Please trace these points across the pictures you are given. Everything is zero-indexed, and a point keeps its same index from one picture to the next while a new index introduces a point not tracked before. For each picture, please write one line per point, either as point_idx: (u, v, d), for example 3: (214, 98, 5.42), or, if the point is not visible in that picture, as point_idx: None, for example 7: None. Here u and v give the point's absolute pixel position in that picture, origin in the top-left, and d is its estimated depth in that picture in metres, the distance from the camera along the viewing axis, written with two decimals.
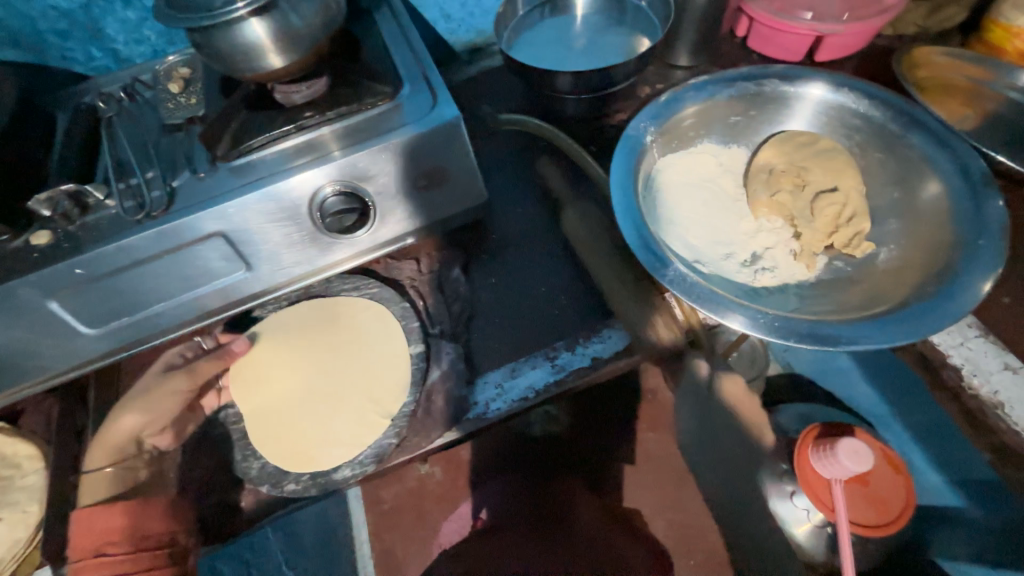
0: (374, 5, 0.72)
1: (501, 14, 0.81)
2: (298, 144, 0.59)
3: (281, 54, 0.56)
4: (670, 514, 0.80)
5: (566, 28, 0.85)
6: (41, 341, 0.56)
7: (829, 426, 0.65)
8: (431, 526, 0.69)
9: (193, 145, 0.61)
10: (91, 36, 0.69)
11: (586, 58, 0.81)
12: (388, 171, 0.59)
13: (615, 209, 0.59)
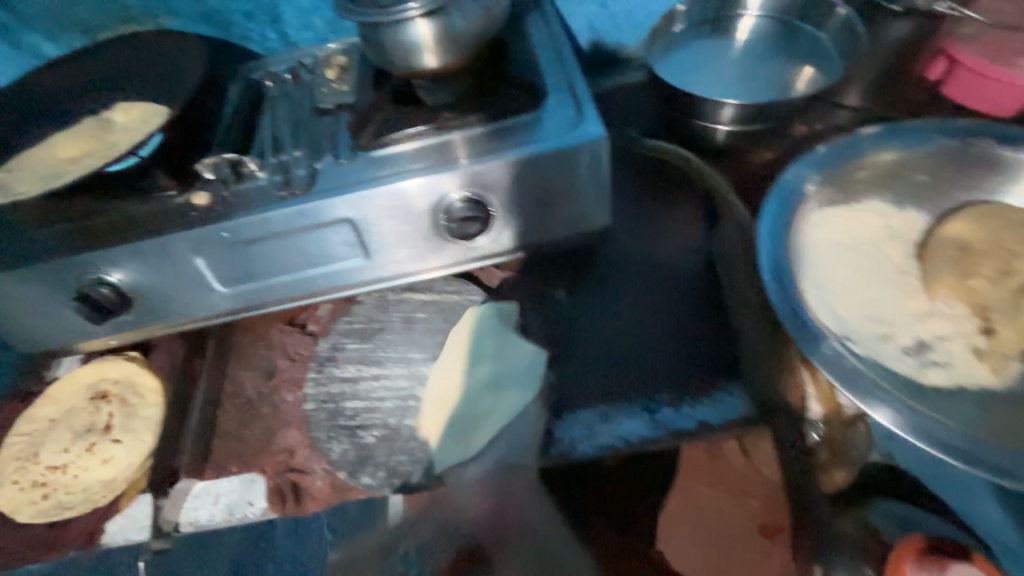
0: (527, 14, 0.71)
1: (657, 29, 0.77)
2: (433, 145, 0.58)
3: (438, 56, 0.56)
4: None
5: (722, 52, 0.78)
6: (184, 291, 0.62)
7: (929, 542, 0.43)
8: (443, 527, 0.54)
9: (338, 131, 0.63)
10: (269, 19, 0.75)
11: (743, 85, 0.75)
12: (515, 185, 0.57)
13: (759, 259, 0.52)
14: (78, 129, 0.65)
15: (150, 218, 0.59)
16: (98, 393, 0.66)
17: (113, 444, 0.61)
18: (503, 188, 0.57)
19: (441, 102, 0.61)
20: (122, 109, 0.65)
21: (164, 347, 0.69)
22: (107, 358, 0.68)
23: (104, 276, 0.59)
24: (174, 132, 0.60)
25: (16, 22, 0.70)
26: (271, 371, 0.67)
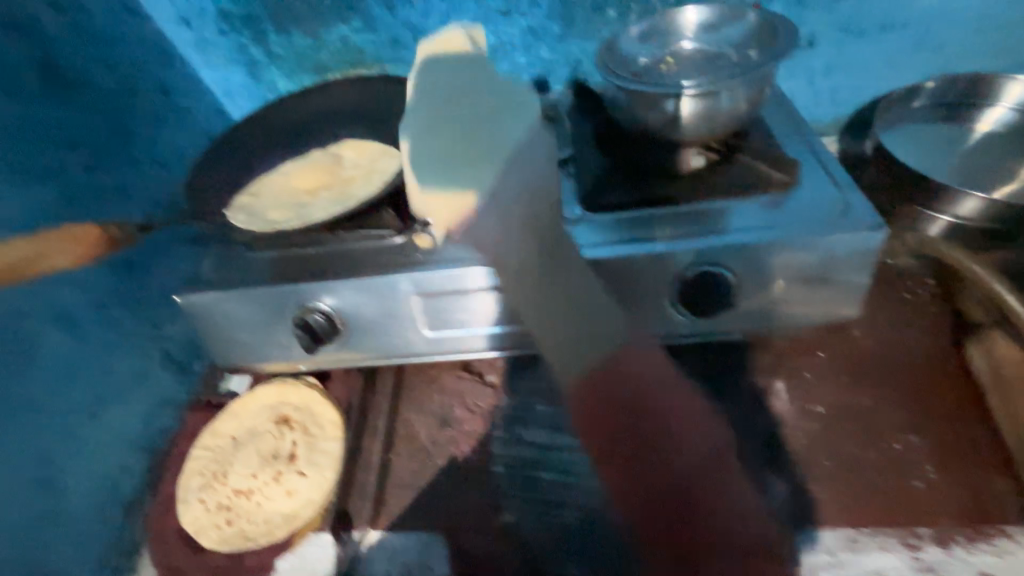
0: None
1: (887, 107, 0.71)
2: (671, 215, 0.55)
3: (694, 131, 0.56)
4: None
5: (955, 142, 0.72)
6: (389, 327, 0.61)
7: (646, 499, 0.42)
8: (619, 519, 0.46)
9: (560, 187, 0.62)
10: None
11: (991, 181, 0.67)
12: (764, 269, 0.53)
13: None
14: (308, 161, 0.73)
15: (375, 253, 0.60)
16: (278, 418, 0.65)
17: (297, 475, 0.60)
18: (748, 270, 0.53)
19: (677, 174, 0.60)
20: (352, 149, 0.72)
21: (341, 378, 0.69)
22: (287, 381, 0.68)
23: (316, 303, 0.60)
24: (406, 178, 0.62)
25: (267, 61, 0.74)
26: (449, 421, 0.63)
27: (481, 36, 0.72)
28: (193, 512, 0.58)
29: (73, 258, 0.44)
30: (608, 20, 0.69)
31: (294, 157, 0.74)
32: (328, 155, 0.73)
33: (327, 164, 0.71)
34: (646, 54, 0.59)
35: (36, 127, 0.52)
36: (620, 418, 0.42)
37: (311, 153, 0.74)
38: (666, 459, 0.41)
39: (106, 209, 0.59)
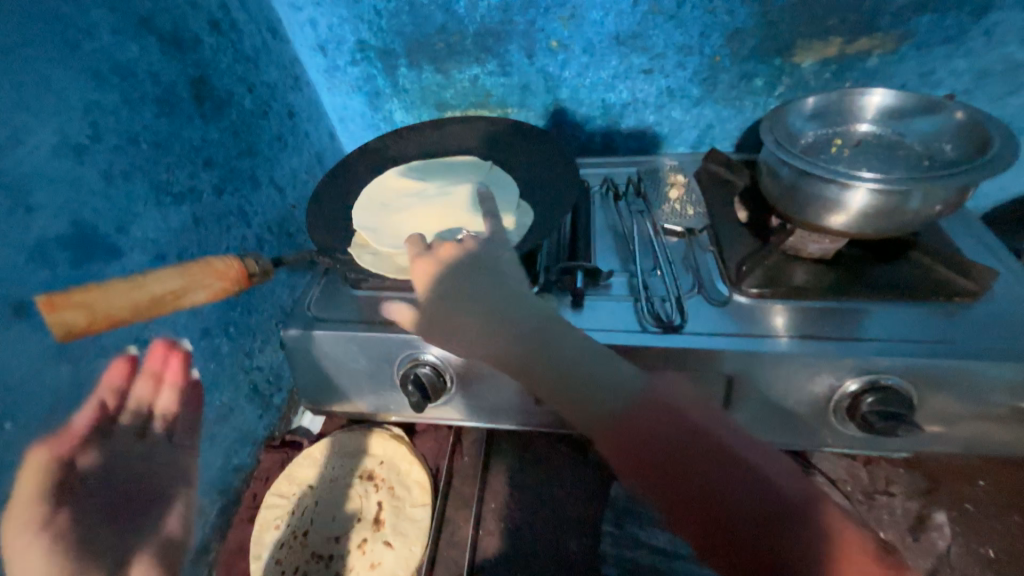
0: None
1: None
2: (829, 312, 0.51)
3: (855, 224, 0.49)
4: None
5: None
6: (500, 392, 0.54)
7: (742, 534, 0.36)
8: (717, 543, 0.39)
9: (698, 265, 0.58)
10: (606, 124, 0.72)
11: None
12: (944, 388, 0.47)
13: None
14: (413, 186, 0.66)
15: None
16: (363, 473, 0.62)
17: (382, 545, 0.56)
18: (925, 387, 0.47)
19: (832, 267, 0.56)
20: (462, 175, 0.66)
21: (430, 434, 0.64)
22: (374, 430, 0.65)
23: (424, 354, 0.53)
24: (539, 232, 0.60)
25: (390, 92, 0.73)
26: (549, 503, 0.56)
27: (615, 90, 0.68)
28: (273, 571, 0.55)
29: (210, 291, 0.43)
30: (754, 89, 0.65)
31: (395, 180, 0.67)
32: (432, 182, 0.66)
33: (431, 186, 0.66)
34: (814, 132, 0.55)
35: (181, 144, 0.51)
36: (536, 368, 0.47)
37: (414, 176, 0.67)
38: (726, 469, 0.38)
39: (226, 230, 0.57)
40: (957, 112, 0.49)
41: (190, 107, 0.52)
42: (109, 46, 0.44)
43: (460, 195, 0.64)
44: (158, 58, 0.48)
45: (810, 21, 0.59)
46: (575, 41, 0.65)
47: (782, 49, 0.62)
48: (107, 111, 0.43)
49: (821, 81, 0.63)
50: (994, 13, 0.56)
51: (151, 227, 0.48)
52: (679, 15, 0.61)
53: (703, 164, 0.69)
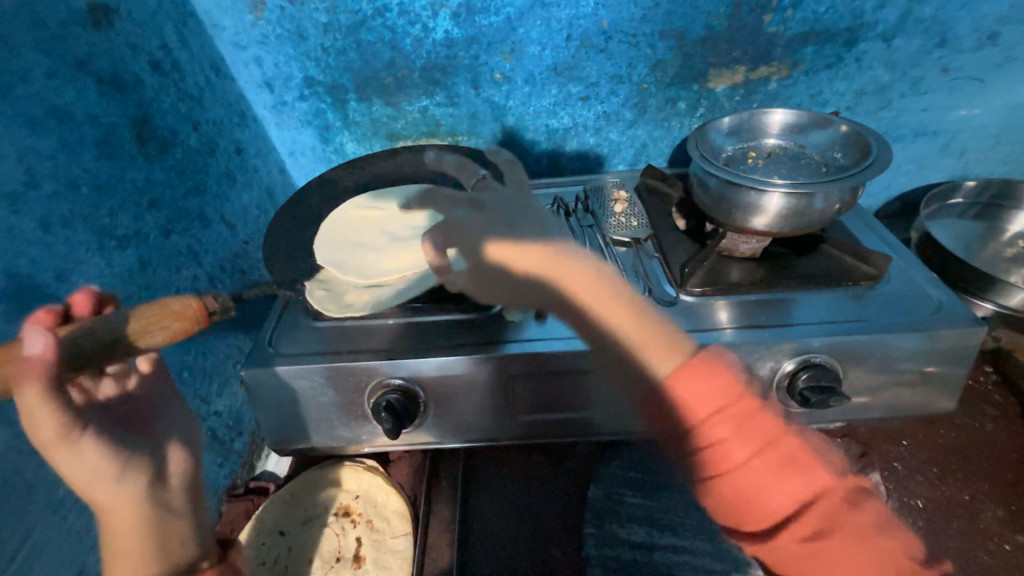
0: None
1: (933, 199, 0.75)
2: (764, 301, 0.58)
3: (775, 224, 0.56)
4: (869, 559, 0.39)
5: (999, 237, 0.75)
6: (472, 409, 0.55)
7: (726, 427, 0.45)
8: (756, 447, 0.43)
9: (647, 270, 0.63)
10: (551, 148, 0.77)
11: None
12: (862, 360, 0.54)
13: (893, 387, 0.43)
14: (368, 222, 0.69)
15: (469, 325, 0.55)
16: (340, 510, 0.60)
17: None
18: (846, 359, 0.54)
19: (762, 264, 0.62)
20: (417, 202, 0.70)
21: (406, 461, 0.63)
22: (346, 465, 0.62)
23: (390, 379, 0.53)
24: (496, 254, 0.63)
25: (340, 125, 0.74)
26: (533, 515, 0.57)
27: (557, 116, 0.74)
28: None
29: (168, 333, 0.39)
30: (678, 110, 0.73)
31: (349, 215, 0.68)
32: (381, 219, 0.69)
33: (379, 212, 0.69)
34: (732, 146, 0.62)
35: (124, 186, 0.49)
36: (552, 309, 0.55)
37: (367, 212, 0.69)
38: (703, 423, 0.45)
39: (175, 271, 0.55)
40: (842, 125, 0.58)
41: (132, 148, 0.51)
42: (45, 90, 0.42)
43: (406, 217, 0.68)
44: (96, 100, 0.47)
45: (718, 52, 0.68)
46: (517, 73, 0.69)
47: (698, 77, 0.70)
48: (44, 156, 0.42)
49: (734, 103, 0.72)
50: (861, 43, 0.67)
51: (93, 273, 0.45)
52: (607, 49, 0.67)
53: (642, 179, 0.75)
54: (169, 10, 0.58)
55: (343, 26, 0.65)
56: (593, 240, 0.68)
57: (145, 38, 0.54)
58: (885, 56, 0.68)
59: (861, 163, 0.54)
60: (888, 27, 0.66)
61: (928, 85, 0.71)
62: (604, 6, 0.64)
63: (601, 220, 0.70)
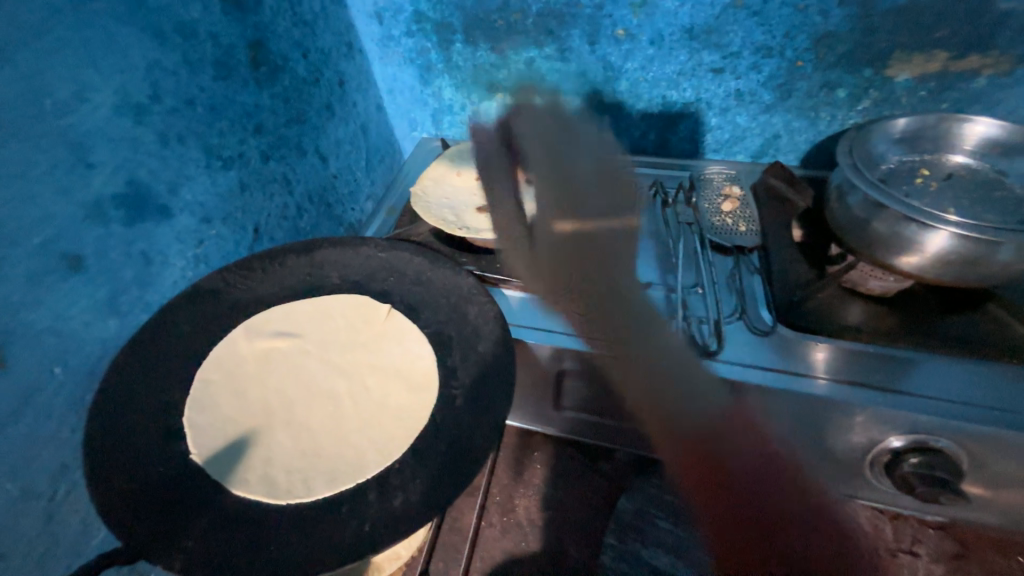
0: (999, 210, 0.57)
1: None
2: (893, 356, 0.47)
3: (930, 269, 0.46)
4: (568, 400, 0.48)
5: None
6: (521, 388, 0.57)
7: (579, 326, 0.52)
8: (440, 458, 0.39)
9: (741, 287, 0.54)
10: (663, 123, 0.68)
11: None
12: (1004, 457, 0.43)
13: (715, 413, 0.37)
14: (261, 389, 0.48)
15: (535, 308, 0.55)
16: None
17: None
18: (979, 448, 0.43)
19: (901, 308, 0.51)
20: (339, 353, 0.52)
21: None
22: None
23: None
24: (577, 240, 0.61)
25: (442, 68, 0.71)
26: (558, 511, 0.57)
27: (678, 88, 0.64)
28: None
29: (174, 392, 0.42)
30: (834, 100, 0.60)
31: (244, 350, 0.49)
32: (420, 193, 0.65)
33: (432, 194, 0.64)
34: (898, 158, 0.50)
35: (234, 109, 0.51)
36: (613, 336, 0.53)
37: (261, 368, 0.49)
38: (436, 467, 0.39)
39: (269, 196, 0.58)
40: None
41: (245, 71, 0.52)
42: (173, 5, 0.43)
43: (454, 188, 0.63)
44: (218, 18, 0.48)
45: (915, 29, 0.52)
46: (642, 31, 0.60)
47: (876, 60, 0.55)
48: (165, 70, 0.43)
49: (914, 100, 0.57)
50: None
51: (200, 189, 0.49)
52: (763, 12, 0.55)
53: (764, 178, 0.64)
54: None
55: None
56: (688, 240, 0.59)
57: None
58: None
59: None
60: None
61: None
62: None
63: (703, 217, 0.61)
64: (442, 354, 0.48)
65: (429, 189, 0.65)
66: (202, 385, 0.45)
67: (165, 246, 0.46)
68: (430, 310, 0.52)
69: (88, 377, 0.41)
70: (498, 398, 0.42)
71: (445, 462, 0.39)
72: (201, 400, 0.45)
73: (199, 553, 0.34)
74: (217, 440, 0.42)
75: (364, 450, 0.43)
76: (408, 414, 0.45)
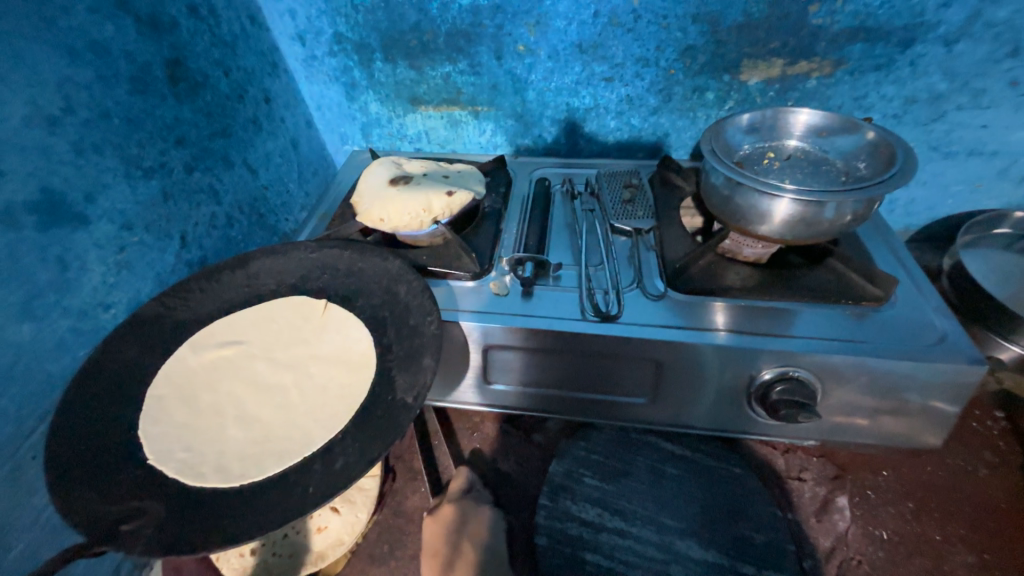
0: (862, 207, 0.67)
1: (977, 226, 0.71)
2: (760, 309, 0.56)
3: (780, 230, 0.55)
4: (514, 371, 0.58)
5: None
6: (454, 370, 0.61)
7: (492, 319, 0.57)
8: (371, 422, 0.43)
9: (640, 261, 0.62)
10: (570, 127, 0.77)
11: None
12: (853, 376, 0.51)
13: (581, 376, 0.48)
14: (213, 394, 0.49)
15: (462, 292, 0.61)
16: None
17: (331, 512, 0.57)
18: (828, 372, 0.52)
19: (764, 268, 0.61)
20: (282, 350, 0.53)
21: None
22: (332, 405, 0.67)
23: None
24: (497, 234, 0.68)
25: (366, 84, 0.76)
26: (497, 483, 0.61)
27: (578, 96, 0.73)
28: (228, 555, 0.54)
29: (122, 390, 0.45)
30: (705, 101, 0.70)
31: (192, 364, 0.50)
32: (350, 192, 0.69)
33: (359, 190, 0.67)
34: (750, 145, 0.60)
35: (153, 122, 0.53)
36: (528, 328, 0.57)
37: (209, 377, 0.50)
38: (373, 425, 0.43)
39: (195, 205, 0.60)
40: (870, 132, 0.54)
41: (164, 87, 0.55)
42: (84, 24, 0.46)
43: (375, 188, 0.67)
44: (133, 38, 0.51)
45: (755, 42, 0.63)
46: (540, 47, 0.68)
47: (731, 67, 0.66)
48: (78, 84, 0.46)
49: (766, 99, 0.68)
50: (918, 46, 0.61)
51: (119, 197, 0.50)
52: (636, 29, 0.64)
53: (658, 170, 0.74)
54: None
55: None
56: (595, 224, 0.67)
57: None
58: (945, 63, 0.62)
59: (882, 175, 0.50)
60: (953, 30, 0.59)
61: (992, 99, 0.64)
62: None
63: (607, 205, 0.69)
64: (375, 334, 0.52)
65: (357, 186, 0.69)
66: (152, 402, 0.46)
67: (83, 252, 0.47)
68: (360, 300, 0.55)
69: (3, 382, 0.41)
70: (427, 363, 0.46)
71: (381, 422, 0.43)
72: (153, 413, 0.45)
73: (157, 537, 0.36)
74: (164, 446, 0.43)
75: (311, 429, 0.45)
76: (350, 391, 0.48)
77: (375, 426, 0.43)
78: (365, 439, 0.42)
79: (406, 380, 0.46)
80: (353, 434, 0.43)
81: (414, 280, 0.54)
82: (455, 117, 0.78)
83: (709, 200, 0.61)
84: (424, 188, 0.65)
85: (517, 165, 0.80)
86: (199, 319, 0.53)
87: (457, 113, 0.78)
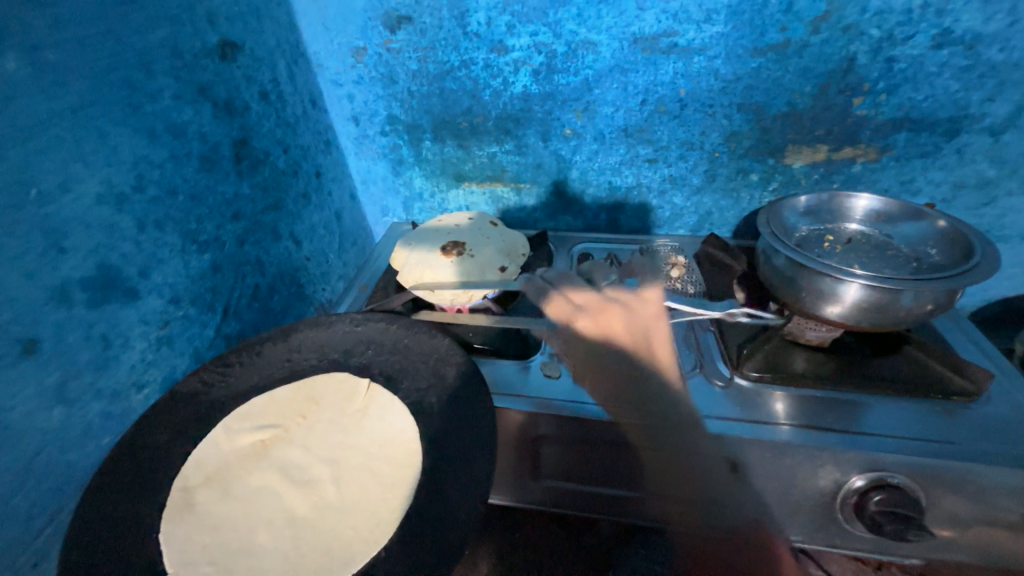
0: (942, 323, 0.63)
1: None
2: (834, 402, 0.52)
3: (852, 316, 0.50)
4: (572, 463, 0.55)
5: None
6: (502, 460, 0.56)
7: (546, 406, 0.52)
8: (426, 534, 0.38)
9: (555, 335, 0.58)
10: (612, 205, 0.78)
11: None
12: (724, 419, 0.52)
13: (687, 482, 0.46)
14: (245, 487, 0.46)
15: (510, 373, 0.57)
16: None
17: None
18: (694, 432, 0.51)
19: (831, 355, 0.57)
20: (321, 437, 0.50)
21: None
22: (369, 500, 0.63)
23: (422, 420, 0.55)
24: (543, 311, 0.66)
25: (412, 161, 0.79)
26: None
27: (621, 175, 0.74)
28: None
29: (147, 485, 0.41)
30: (750, 182, 0.71)
31: (226, 450, 0.47)
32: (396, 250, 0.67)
33: (406, 251, 0.65)
34: (806, 226, 0.60)
35: (214, 197, 0.54)
36: (586, 429, 0.51)
37: (242, 467, 0.47)
38: (433, 542, 0.37)
39: (240, 277, 0.59)
40: (939, 220, 0.54)
41: (229, 164, 0.56)
42: (168, 109, 0.48)
43: (422, 250, 0.64)
44: (208, 121, 0.53)
45: (799, 129, 0.65)
46: (587, 130, 0.70)
47: (775, 151, 0.67)
48: (153, 162, 0.46)
49: (811, 181, 0.69)
50: (964, 135, 0.61)
51: (172, 272, 0.49)
52: (682, 116, 0.66)
53: (702, 248, 0.74)
54: (285, 49, 0.65)
55: (430, 73, 0.68)
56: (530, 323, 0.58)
57: (260, 71, 0.60)
58: (992, 151, 0.62)
59: (961, 266, 0.48)
60: (998, 122, 0.60)
61: None
62: (684, 76, 0.63)
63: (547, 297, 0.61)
64: (423, 423, 0.47)
65: (406, 242, 0.67)
66: (180, 494, 0.42)
67: (127, 329, 0.45)
68: (403, 383, 0.51)
69: (22, 477, 0.37)
70: (482, 467, 0.41)
71: (435, 536, 0.37)
72: (177, 511, 0.41)
73: None
74: (196, 552, 0.39)
75: (352, 540, 0.41)
76: (394, 493, 0.44)
77: (426, 540, 0.37)
78: (419, 557, 0.36)
79: (464, 481, 0.41)
80: (402, 548, 0.38)
81: (464, 361, 0.50)
82: (498, 193, 0.80)
83: (767, 277, 0.57)
84: (478, 255, 0.63)
85: (557, 240, 0.80)
86: (238, 398, 0.49)
87: (500, 189, 0.79)
